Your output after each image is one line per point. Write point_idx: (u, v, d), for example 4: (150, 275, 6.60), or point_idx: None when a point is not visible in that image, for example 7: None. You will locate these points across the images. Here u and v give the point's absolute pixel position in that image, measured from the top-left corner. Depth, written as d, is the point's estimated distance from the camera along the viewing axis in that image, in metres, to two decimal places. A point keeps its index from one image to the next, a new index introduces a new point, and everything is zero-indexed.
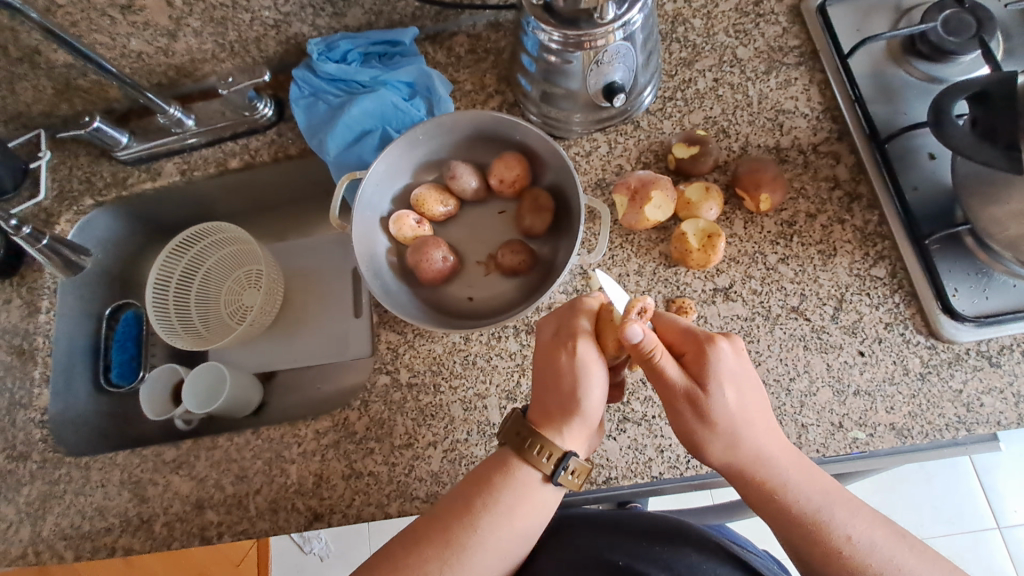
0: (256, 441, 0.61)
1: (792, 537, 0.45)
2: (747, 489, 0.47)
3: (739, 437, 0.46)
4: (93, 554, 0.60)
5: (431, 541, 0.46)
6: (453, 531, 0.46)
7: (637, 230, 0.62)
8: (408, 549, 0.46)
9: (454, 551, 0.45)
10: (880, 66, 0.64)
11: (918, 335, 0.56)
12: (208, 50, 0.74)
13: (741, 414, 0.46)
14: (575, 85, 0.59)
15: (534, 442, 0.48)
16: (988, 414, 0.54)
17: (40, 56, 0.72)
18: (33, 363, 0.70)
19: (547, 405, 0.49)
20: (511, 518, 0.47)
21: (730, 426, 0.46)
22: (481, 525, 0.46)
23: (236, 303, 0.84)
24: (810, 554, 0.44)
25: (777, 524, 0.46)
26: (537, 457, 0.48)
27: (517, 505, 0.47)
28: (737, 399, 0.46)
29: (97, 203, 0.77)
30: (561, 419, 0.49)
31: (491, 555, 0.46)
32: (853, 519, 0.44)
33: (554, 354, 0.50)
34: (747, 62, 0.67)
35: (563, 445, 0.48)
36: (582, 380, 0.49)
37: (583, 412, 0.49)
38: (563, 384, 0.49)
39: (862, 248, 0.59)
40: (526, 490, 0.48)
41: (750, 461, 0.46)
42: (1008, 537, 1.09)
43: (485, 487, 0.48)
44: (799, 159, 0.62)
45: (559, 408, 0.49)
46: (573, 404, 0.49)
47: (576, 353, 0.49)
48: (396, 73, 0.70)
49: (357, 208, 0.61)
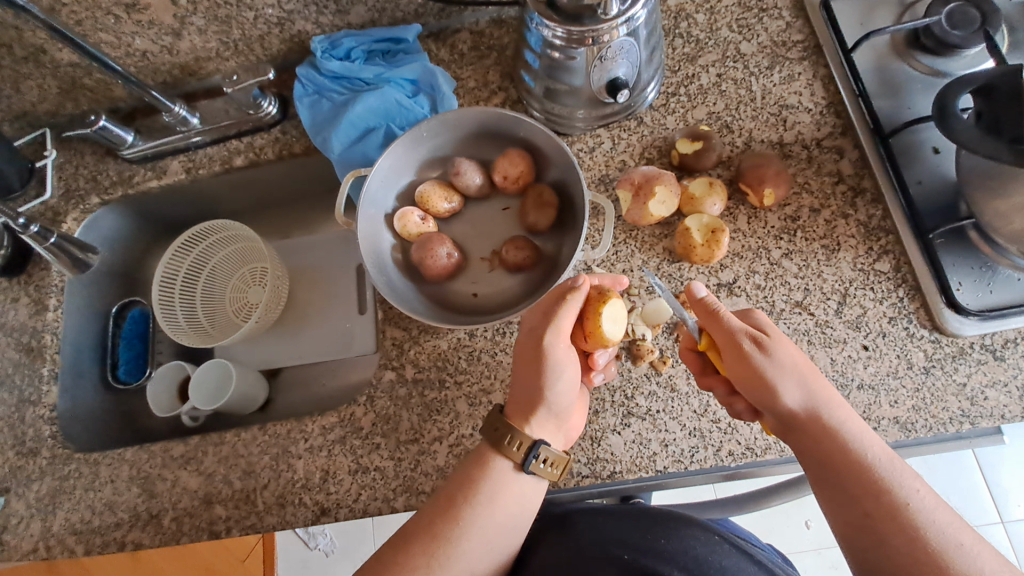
0: (263, 437, 0.61)
1: (855, 497, 0.44)
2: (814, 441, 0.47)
3: (804, 387, 0.48)
4: (104, 548, 0.61)
5: (419, 537, 0.47)
6: (438, 524, 0.47)
7: (641, 225, 0.62)
8: (399, 546, 0.47)
9: (440, 544, 0.46)
10: (884, 60, 0.64)
11: (922, 328, 0.56)
12: (212, 48, 0.75)
13: (803, 367, 0.49)
14: (579, 81, 0.59)
15: (511, 437, 0.49)
16: (992, 408, 0.54)
17: (45, 55, 0.73)
18: (41, 360, 0.71)
19: (517, 391, 0.51)
20: (494, 508, 0.48)
21: (796, 376, 0.48)
22: (465, 518, 0.47)
23: (241, 300, 0.85)
24: (873, 514, 0.43)
25: (838, 484, 0.45)
26: (509, 447, 0.49)
27: (498, 496, 0.48)
28: (798, 353, 0.49)
29: (103, 202, 0.78)
30: (526, 408, 0.50)
31: (475, 547, 0.47)
32: (915, 478, 0.44)
33: (528, 344, 0.51)
34: (750, 57, 0.66)
35: (532, 434, 0.49)
36: (548, 373, 0.50)
37: (547, 404, 0.50)
38: (529, 374, 0.50)
39: (866, 242, 0.59)
40: (504, 482, 0.48)
41: (818, 411, 0.47)
42: (1011, 531, 1.10)
43: (465, 482, 0.48)
44: (802, 154, 0.63)
45: (524, 397, 0.50)
46: (536, 395, 0.49)
47: (543, 346, 0.50)
48: (399, 70, 0.70)
49: (362, 204, 0.61)
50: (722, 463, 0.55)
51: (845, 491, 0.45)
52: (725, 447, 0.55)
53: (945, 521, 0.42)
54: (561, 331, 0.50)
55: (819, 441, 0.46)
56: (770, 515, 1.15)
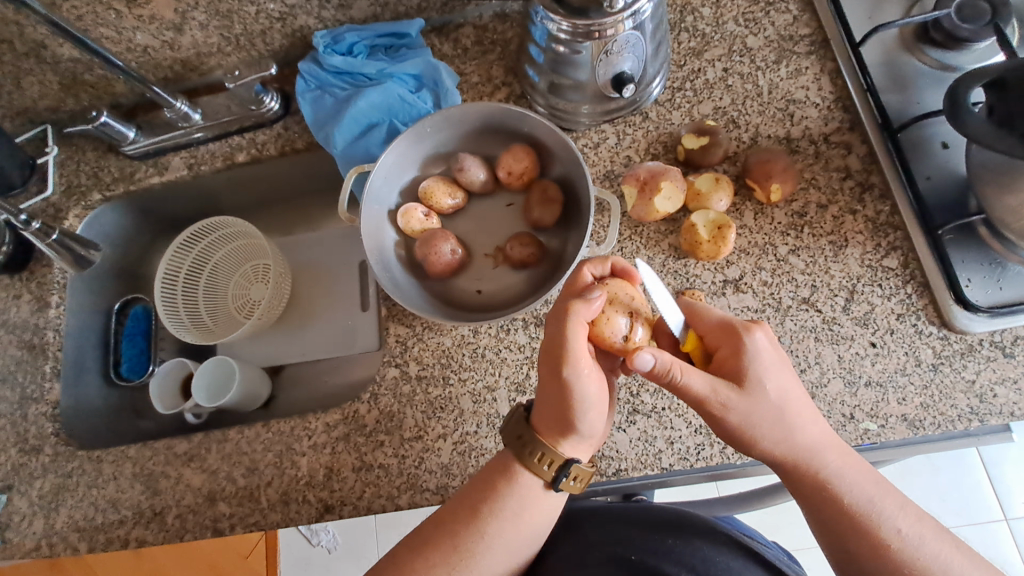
0: (267, 434, 0.61)
1: (838, 534, 0.45)
2: (798, 479, 0.46)
3: (789, 430, 0.46)
4: (107, 546, 0.60)
5: (439, 547, 0.46)
6: (459, 535, 0.46)
7: (646, 221, 0.61)
8: (415, 551, 0.46)
9: (462, 557, 0.45)
10: (892, 54, 0.64)
11: (930, 325, 0.56)
12: (214, 43, 0.74)
13: (787, 408, 0.46)
14: (584, 75, 0.59)
15: (537, 451, 0.47)
16: (1001, 405, 0.54)
17: (46, 50, 0.72)
18: (44, 357, 0.71)
19: (544, 417, 0.48)
20: (518, 520, 0.47)
21: (777, 421, 0.46)
22: (488, 530, 0.46)
23: (244, 298, 0.85)
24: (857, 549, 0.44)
25: (822, 520, 0.46)
26: (540, 466, 0.47)
27: (523, 510, 0.47)
28: (784, 390, 0.46)
29: (104, 198, 0.77)
30: (557, 430, 0.47)
31: (498, 556, 0.47)
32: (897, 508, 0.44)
33: (547, 368, 0.47)
34: (757, 51, 0.66)
35: (565, 454, 0.48)
36: (579, 398, 0.46)
37: (581, 426, 0.47)
38: (559, 402, 0.46)
39: (873, 238, 0.59)
40: (532, 496, 0.48)
41: (802, 451, 0.46)
42: (1014, 529, 1.09)
43: (488, 492, 0.47)
44: (810, 149, 0.62)
45: (556, 422, 0.47)
46: (570, 420, 0.46)
47: (567, 372, 0.45)
48: (402, 65, 0.70)
49: (365, 200, 0.61)
50: (728, 461, 0.55)
51: (830, 528, 0.45)
52: (731, 444, 0.55)
53: (931, 544, 0.43)
54: (577, 349, 0.46)
55: (802, 479, 0.46)
56: (773, 512, 1.15)
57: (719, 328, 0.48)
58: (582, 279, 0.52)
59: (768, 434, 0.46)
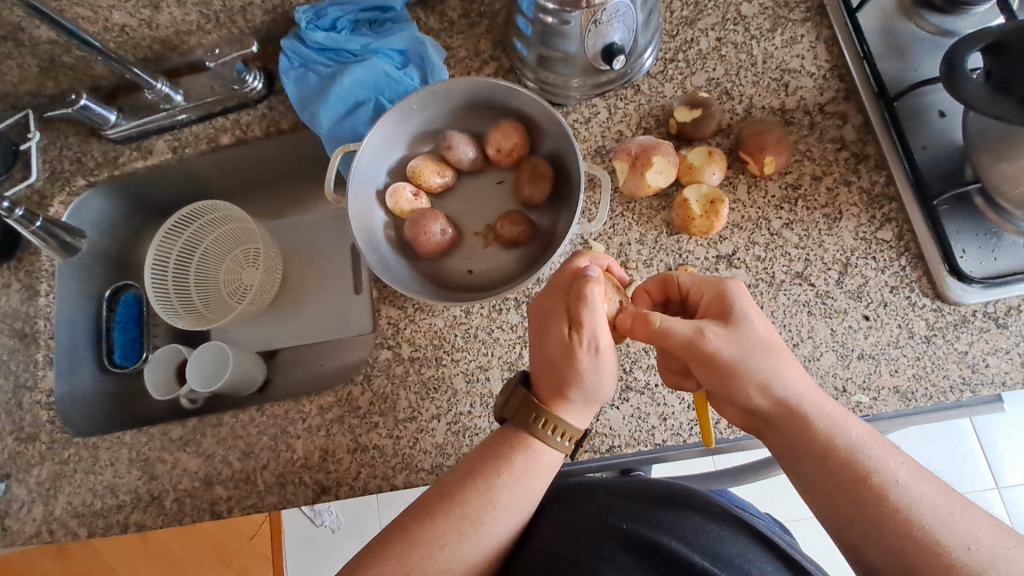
0: (261, 418, 0.61)
1: (828, 483, 0.42)
2: (789, 422, 0.44)
3: (770, 370, 0.45)
4: (107, 530, 0.61)
5: (447, 515, 0.46)
6: (469, 505, 0.46)
7: (638, 197, 0.60)
8: (421, 521, 0.46)
9: (472, 522, 0.45)
10: (890, 20, 0.62)
11: (924, 297, 0.55)
12: (192, 21, 0.72)
13: (761, 348, 0.45)
14: (573, 47, 0.57)
15: (548, 422, 0.48)
16: (993, 375, 0.54)
17: (23, 33, 0.70)
18: (35, 346, 0.70)
19: (564, 390, 0.48)
20: (527, 489, 0.48)
21: (744, 360, 0.45)
22: (498, 499, 0.46)
23: (235, 282, 0.84)
24: (849, 503, 0.41)
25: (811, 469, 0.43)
26: (551, 436, 0.48)
27: (533, 479, 0.48)
28: (766, 337, 0.46)
29: (89, 183, 0.76)
30: (581, 405, 0.49)
31: (507, 524, 0.47)
32: (891, 456, 0.42)
33: (571, 344, 0.48)
34: (751, 20, 0.64)
35: (579, 426, 0.50)
36: (603, 372, 0.48)
37: (601, 396, 0.50)
38: (584, 381, 0.48)
39: (868, 210, 0.58)
40: (542, 464, 0.48)
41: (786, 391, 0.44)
42: (1006, 497, 1.11)
43: (500, 462, 0.47)
44: (805, 120, 0.61)
45: (581, 397, 0.49)
46: (594, 393, 0.49)
47: (595, 349, 0.48)
48: (387, 40, 0.68)
49: (352, 180, 0.59)
50: (721, 435, 0.55)
51: (818, 489, 0.43)
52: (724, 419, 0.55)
53: (927, 492, 0.40)
54: (602, 328, 0.48)
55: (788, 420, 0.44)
56: (768, 486, 1.16)
57: (704, 282, 0.50)
58: (578, 263, 0.52)
59: (733, 386, 0.45)
